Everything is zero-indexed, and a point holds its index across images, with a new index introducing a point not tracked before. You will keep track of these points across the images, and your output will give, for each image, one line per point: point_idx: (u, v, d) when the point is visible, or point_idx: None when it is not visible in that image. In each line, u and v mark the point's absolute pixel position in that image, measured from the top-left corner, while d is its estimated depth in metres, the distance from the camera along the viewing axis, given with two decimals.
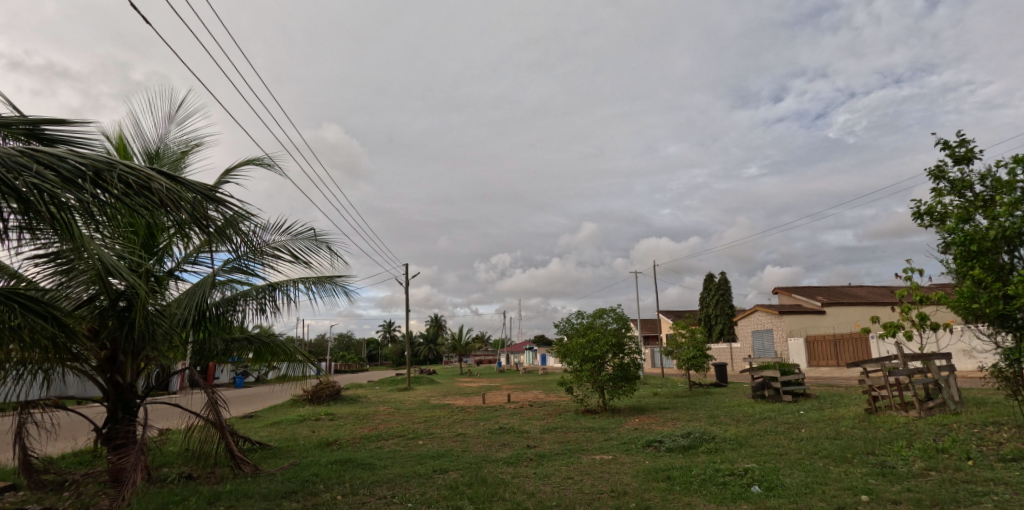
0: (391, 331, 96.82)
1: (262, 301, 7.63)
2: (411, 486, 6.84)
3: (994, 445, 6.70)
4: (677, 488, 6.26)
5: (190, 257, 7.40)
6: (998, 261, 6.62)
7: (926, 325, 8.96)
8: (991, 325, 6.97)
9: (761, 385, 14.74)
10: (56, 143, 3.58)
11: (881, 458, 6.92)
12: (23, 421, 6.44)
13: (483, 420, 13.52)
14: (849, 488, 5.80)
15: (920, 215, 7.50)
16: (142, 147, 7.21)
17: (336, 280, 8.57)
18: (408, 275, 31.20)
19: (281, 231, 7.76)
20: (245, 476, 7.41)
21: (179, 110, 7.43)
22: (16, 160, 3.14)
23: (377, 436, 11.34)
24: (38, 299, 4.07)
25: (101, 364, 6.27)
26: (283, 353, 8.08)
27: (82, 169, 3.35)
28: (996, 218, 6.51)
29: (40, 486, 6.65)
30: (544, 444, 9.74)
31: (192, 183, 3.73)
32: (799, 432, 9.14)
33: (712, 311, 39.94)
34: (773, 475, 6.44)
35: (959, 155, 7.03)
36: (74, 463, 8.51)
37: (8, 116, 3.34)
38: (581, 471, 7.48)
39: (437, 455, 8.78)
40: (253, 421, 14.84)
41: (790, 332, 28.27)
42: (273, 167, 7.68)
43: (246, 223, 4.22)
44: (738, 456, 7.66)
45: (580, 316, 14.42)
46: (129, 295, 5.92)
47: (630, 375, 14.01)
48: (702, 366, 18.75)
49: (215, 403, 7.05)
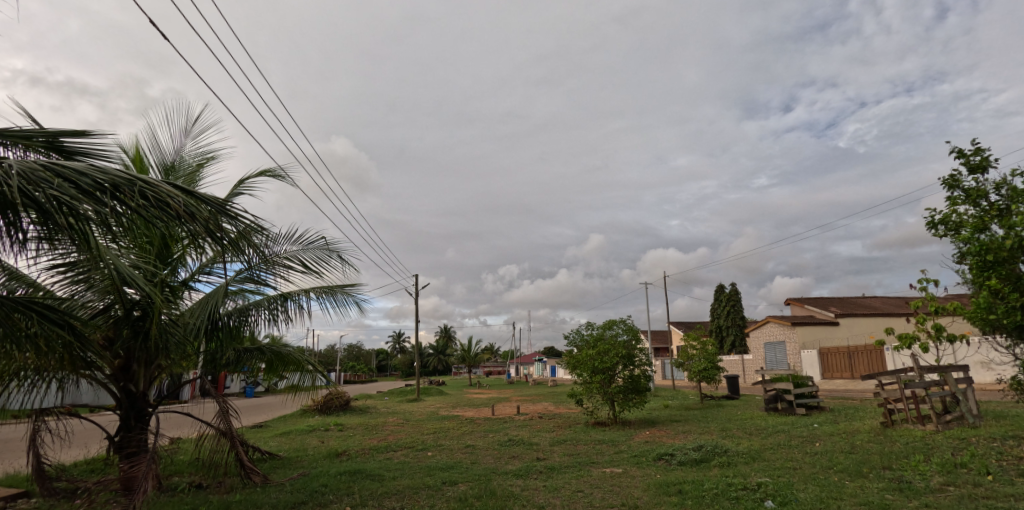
0: (400, 342, 96.87)
1: (273, 310, 7.69)
2: (420, 497, 6.83)
3: (1014, 460, 6.54)
4: (689, 503, 6.16)
5: (204, 268, 7.49)
6: (1016, 270, 6.46)
7: (943, 336, 8.73)
8: (1011, 335, 6.85)
9: (773, 398, 14.55)
10: (75, 155, 3.69)
11: (897, 472, 6.78)
12: (37, 428, 6.46)
13: (492, 432, 13.44)
14: (865, 503, 5.69)
15: (934, 224, 7.41)
16: (159, 159, 7.36)
17: (347, 289, 8.64)
18: (418, 286, 31.67)
19: (293, 241, 7.82)
20: (254, 485, 7.37)
21: (194, 124, 7.58)
22: (38, 175, 3.22)
23: (387, 447, 11.33)
24: (56, 307, 4.11)
25: (115, 372, 6.34)
26: (295, 364, 8.17)
27: (101, 184, 3.42)
28: (1012, 227, 6.34)
29: (52, 493, 6.67)
30: (554, 457, 9.69)
31: (207, 198, 3.83)
32: (813, 446, 8.99)
33: (723, 322, 39.56)
34: (786, 490, 6.33)
35: (975, 164, 6.96)
36: (86, 470, 8.62)
37: (30, 129, 3.44)
38: (590, 484, 7.41)
39: (447, 467, 8.78)
40: (262, 431, 14.88)
41: (804, 344, 27.87)
42: (286, 179, 7.77)
43: (258, 234, 4.29)
44: (750, 470, 7.55)
45: (590, 327, 14.35)
46: (144, 304, 5.94)
47: (641, 387, 13.88)
48: (713, 379, 18.47)
49: (227, 412, 7.05)
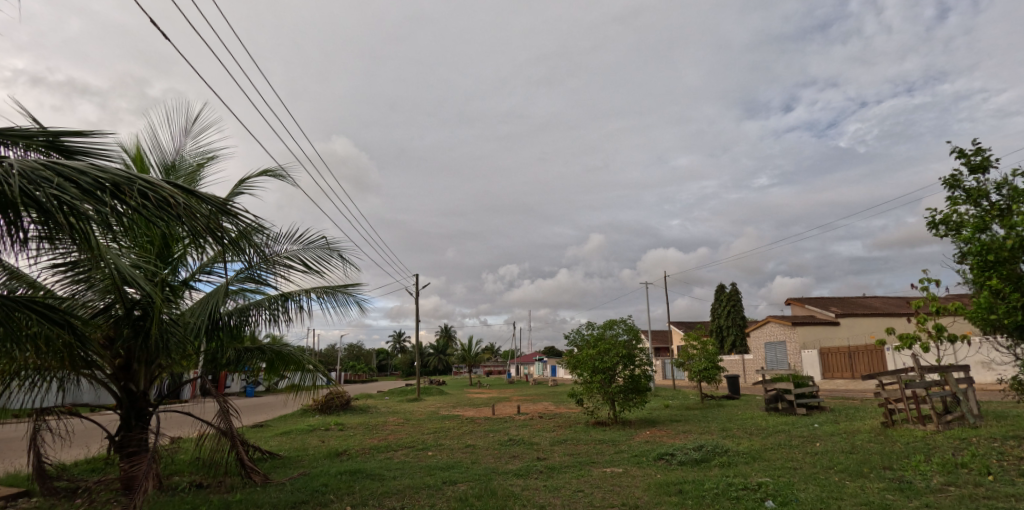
0: (401, 341, 96.87)
1: (274, 310, 7.69)
2: (420, 497, 6.83)
3: (1015, 460, 6.54)
4: (690, 503, 6.15)
5: (205, 268, 7.50)
6: (1017, 270, 6.44)
7: (943, 336, 8.72)
8: (1012, 336, 6.85)
9: (774, 398, 14.54)
10: (76, 155, 3.69)
11: (898, 472, 6.78)
12: (38, 428, 6.47)
13: (492, 432, 13.45)
14: (866, 503, 5.69)
15: (935, 224, 7.40)
16: (159, 159, 7.36)
17: (348, 289, 8.65)
18: (418, 286, 31.67)
19: (293, 241, 7.83)
20: (254, 485, 7.38)
21: (194, 124, 7.58)
22: (38, 174, 3.22)
23: (387, 446, 11.33)
24: (56, 307, 4.12)
25: (115, 372, 6.34)
26: (295, 364, 8.17)
27: (102, 183, 3.42)
28: (1013, 227, 6.33)
29: (52, 492, 6.68)
30: (555, 456, 9.69)
31: (208, 198, 3.82)
32: (813, 446, 8.99)
33: (724, 322, 39.54)
34: (787, 490, 6.33)
35: (975, 164, 6.95)
36: (87, 470, 8.62)
37: (31, 129, 3.45)
38: (591, 484, 7.40)
39: (447, 467, 8.78)
40: (262, 431, 14.88)
41: (804, 344, 27.85)
42: (286, 179, 7.77)
43: (259, 234, 4.29)
44: (751, 470, 7.55)
45: (591, 327, 14.34)
46: (144, 304, 5.94)
47: (641, 387, 13.88)
48: (713, 379, 18.47)
49: (227, 411, 7.05)
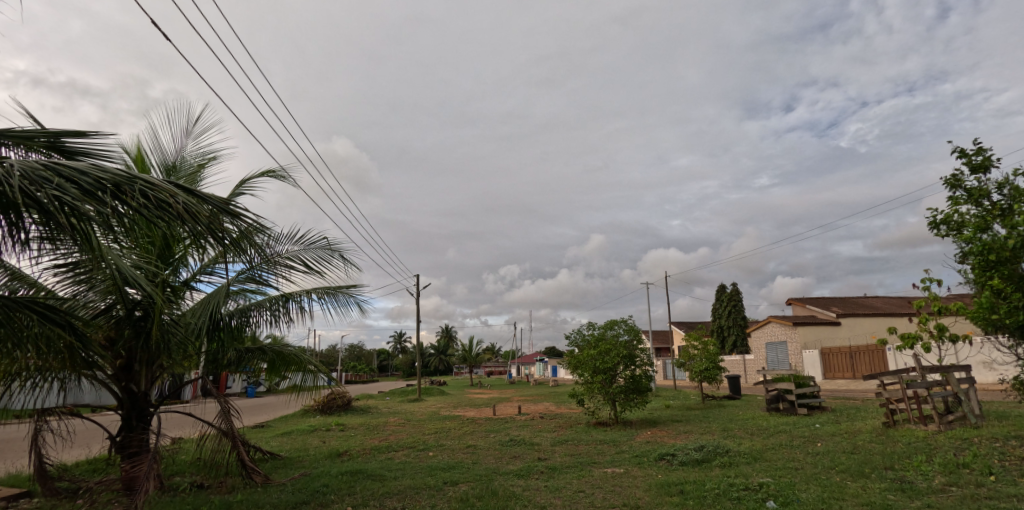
0: (402, 342, 96.88)
1: (275, 311, 7.70)
2: (421, 497, 6.83)
3: (1017, 460, 6.53)
4: (691, 503, 6.15)
5: (206, 268, 7.50)
6: (1018, 270, 6.43)
7: (945, 336, 8.70)
8: (1013, 335, 6.84)
9: (775, 398, 14.52)
10: (77, 155, 3.69)
11: (899, 472, 6.77)
12: (39, 428, 6.47)
13: (493, 432, 13.45)
14: (867, 504, 5.69)
15: (936, 223, 7.39)
16: (160, 160, 7.37)
17: (349, 290, 8.64)
18: (419, 287, 31.66)
19: (294, 241, 7.83)
20: (255, 485, 7.38)
21: (195, 124, 7.59)
22: (39, 174, 3.22)
23: (388, 447, 11.34)
24: (57, 307, 4.12)
25: (116, 372, 6.34)
26: (296, 364, 8.18)
27: (102, 183, 3.42)
28: (1014, 226, 6.33)
29: (54, 493, 6.68)
30: (555, 457, 9.69)
31: (209, 198, 3.83)
32: (815, 446, 8.99)
33: (725, 323, 39.54)
34: (788, 490, 6.33)
35: (976, 163, 6.95)
36: (88, 470, 8.62)
37: (31, 129, 3.45)
38: (592, 484, 7.40)
39: (449, 467, 8.78)
40: (263, 432, 14.88)
41: (805, 345, 27.83)
42: (287, 180, 7.78)
43: (260, 234, 4.29)
44: (752, 470, 7.55)
45: (591, 327, 14.33)
46: (145, 304, 5.94)
47: (642, 387, 13.87)
48: (714, 379, 18.47)
49: (228, 412, 7.04)
